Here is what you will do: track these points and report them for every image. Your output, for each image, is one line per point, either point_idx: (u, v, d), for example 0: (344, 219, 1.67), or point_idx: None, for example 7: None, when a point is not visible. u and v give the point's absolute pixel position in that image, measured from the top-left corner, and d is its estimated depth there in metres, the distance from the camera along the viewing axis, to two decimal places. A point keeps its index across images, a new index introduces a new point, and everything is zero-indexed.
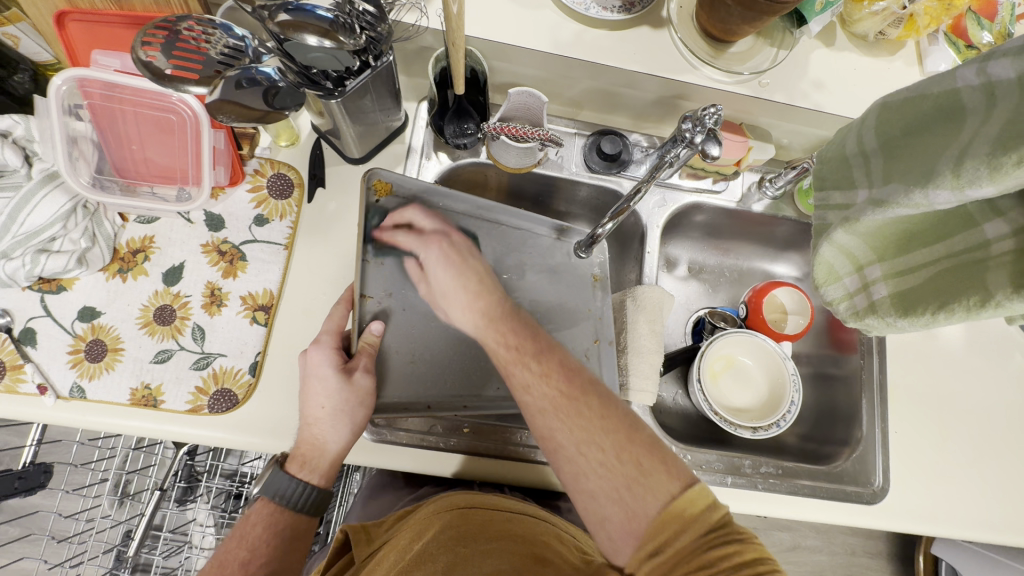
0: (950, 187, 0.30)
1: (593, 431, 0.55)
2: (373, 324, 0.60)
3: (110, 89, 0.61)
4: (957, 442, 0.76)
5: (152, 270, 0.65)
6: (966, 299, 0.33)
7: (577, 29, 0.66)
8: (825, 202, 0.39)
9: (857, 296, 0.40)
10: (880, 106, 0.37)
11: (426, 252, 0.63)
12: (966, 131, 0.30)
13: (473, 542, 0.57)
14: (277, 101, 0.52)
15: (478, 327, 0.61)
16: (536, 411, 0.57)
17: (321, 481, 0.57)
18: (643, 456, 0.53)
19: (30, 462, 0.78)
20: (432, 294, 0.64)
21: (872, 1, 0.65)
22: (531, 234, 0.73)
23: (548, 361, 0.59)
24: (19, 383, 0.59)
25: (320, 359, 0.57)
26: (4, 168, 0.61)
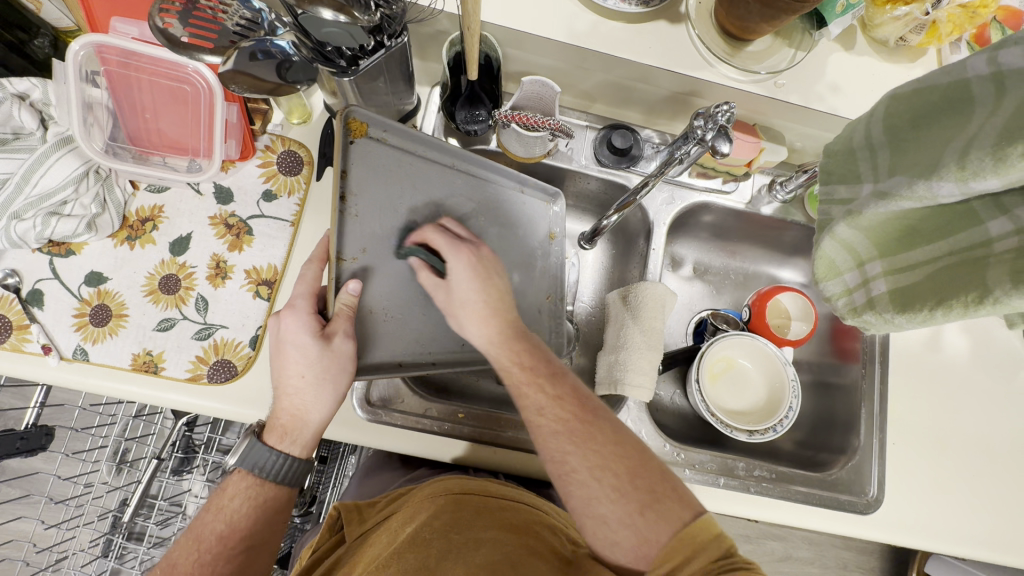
0: (954, 179, 0.31)
1: (606, 456, 0.55)
2: (348, 283, 0.55)
3: (127, 57, 0.62)
4: (955, 458, 0.75)
5: (160, 240, 0.66)
6: (965, 296, 0.33)
7: (594, 21, 0.66)
8: (829, 196, 0.40)
9: (856, 292, 0.42)
10: (889, 99, 0.37)
11: (456, 261, 0.60)
12: (973, 121, 0.31)
13: (466, 530, 0.56)
14: (290, 75, 0.52)
15: (494, 346, 0.60)
16: (548, 433, 0.56)
17: (300, 452, 0.57)
18: (657, 481, 0.54)
19: (32, 424, 0.79)
20: (447, 302, 0.61)
21: (894, 5, 0.64)
22: (493, 187, 0.69)
23: (561, 386, 0.60)
24: (24, 342, 0.60)
25: (295, 327, 0.55)
26: (20, 130, 0.62)
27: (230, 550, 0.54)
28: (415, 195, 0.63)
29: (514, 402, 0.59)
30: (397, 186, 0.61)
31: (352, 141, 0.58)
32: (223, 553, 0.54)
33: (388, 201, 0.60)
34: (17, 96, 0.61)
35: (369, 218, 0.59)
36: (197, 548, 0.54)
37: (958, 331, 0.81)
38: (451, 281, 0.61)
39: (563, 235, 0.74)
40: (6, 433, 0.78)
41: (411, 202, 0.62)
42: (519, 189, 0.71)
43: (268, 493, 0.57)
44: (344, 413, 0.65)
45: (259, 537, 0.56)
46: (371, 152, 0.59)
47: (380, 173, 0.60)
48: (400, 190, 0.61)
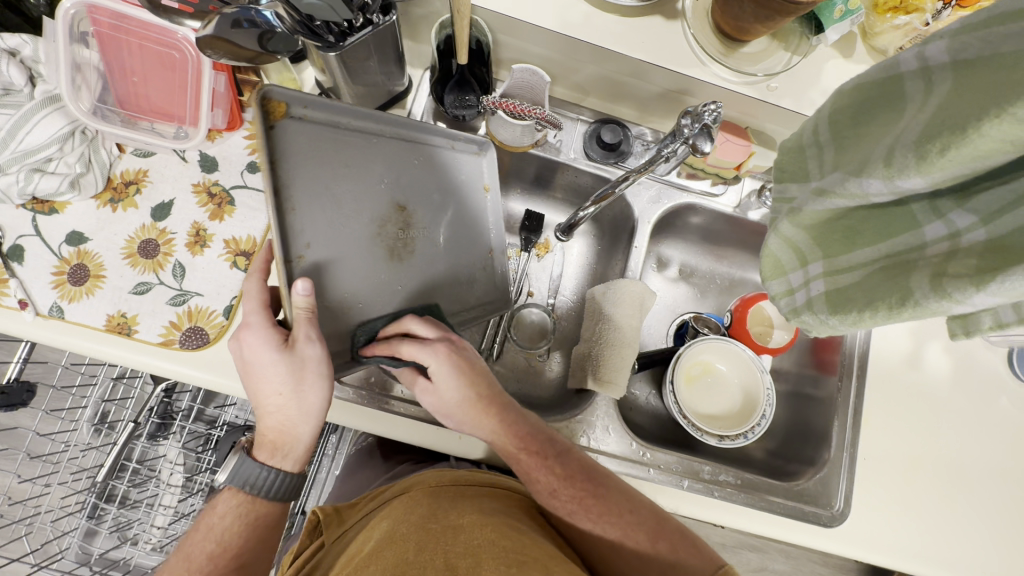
0: (881, 176, 0.33)
1: (623, 526, 0.58)
2: (296, 283, 0.51)
3: (118, 19, 0.63)
4: (926, 478, 0.74)
5: (142, 204, 0.67)
6: (888, 299, 0.34)
7: (588, 12, 0.65)
8: (783, 193, 0.42)
9: (798, 292, 0.42)
10: (835, 97, 0.38)
11: (438, 365, 0.58)
12: (903, 120, 0.32)
13: (445, 518, 0.55)
14: (270, 45, 0.52)
15: (497, 436, 0.60)
16: (565, 512, 0.60)
17: (292, 467, 0.58)
18: (676, 540, 0.59)
19: (13, 379, 0.79)
20: (438, 404, 0.60)
21: (895, 14, 0.64)
22: (431, 150, 0.65)
23: (570, 463, 0.61)
24: (2, 296, 0.61)
25: (258, 345, 0.52)
26: (10, 87, 0.63)
27: (221, 568, 0.55)
28: (351, 175, 0.60)
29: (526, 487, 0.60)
30: (332, 169, 0.58)
31: (269, 126, 0.55)
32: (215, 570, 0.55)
33: (323, 187, 0.58)
34: (7, 52, 0.62)
35: (308, 207, 0.57)
36: (187, 566, 0.55)
37: (941, 350, 0.79)
38: (438, 383, 0.59)
39: (498, 188, 0.69)
40: None
41: (347, 182, 0.59)
42: (451, 146, 0.66)
43: (259, 510, 0.57)
44: None
45: (250, 556, 0.56)
46: (297, 134, 0.56)
47: (311, 157, 0.57)
48: (333, 171, 0.58)
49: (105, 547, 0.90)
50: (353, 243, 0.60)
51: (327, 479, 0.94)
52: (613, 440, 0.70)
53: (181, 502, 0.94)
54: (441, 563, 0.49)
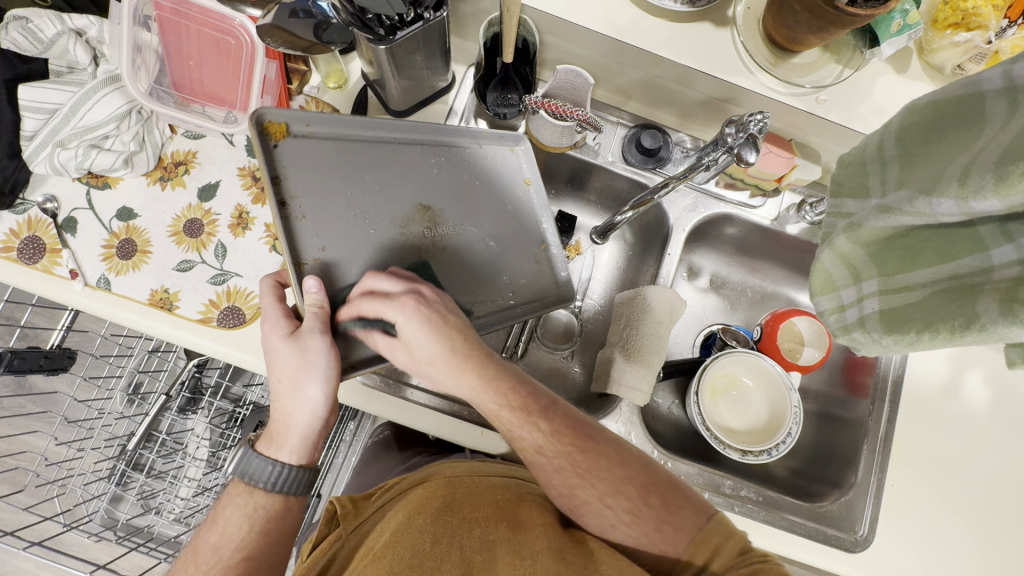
0: (955, 196, 0.32)
1: (611, 479, 0.56)
2: (307, 282, 0.53)
3: (179, 5, 0.65)
4: (956, 509, 0.72)
5: (190, 183, 0.69)
6: (952, 321, 0.33)
7: (637, 15, 0.65)
8: (837, 209, 0.42)
9: (849, 309, 0.41)
10: (905, 111, 0.38)
11: (404, 319, 0.53)
12: (983, 137, 0.31)
13: (461, 510, 0.56)
14: (326, 36, 0.55)
15: (477, 392, 0.55)
16: (551, 470, 0.57)
17: (292, 458, 0.56)
18: (669, 495, 0.56)
19: (57, 344, 0.83)
20: (409, 361, 0.55)
21: (955, 30, 0.62)
22: (456, 151, 0.64)
23: (556, 417, 0.57)
24: (54, 266, 0.63)
25: (270, 336, 0.54)
26: (75, 65, 0.66)
27: (227, 561, 0.54)
28: (368, 180, 0.60)
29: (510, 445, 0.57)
30: (348, 178, 0.59)
31: (276, 144, 0.55)
32: (218, 563, 0.54)
33: (335, 195, 0.58)
34: (75, 32, 0.65)
35: (321, 214, 0.57)
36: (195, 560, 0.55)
37: (980, 380, 0.77)
38: (410, 340, 0.54)
39: (540, 179, 0.67)
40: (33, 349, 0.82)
41: (364, 187, 0.59)
42: (478, 145, 0.65)
43: (259, 501, 0.56)
44: None
45: (254, 553, 0.55)
46: (304, 148, 0.57)
47: (322, 168, 0.57)
48: (348, 179, 0.59)
49: (130, 514, 0.93)
50: (373, 245, 0.60)
51: (343, 465, 0.95)
52: (633, 446, 0.70)
53: (204, 476, 0.96)
54: (457, 557, 0.50)
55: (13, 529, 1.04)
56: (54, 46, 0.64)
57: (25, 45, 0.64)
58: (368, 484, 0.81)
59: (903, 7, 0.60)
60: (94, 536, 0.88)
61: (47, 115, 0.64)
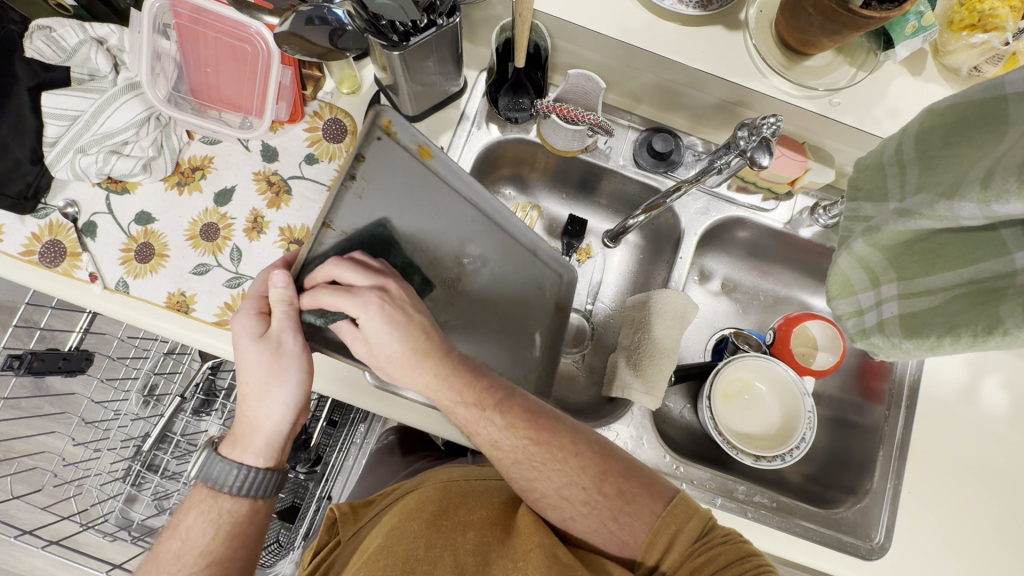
0: (977, 200, 0.32)
1: (568, 472, 0.56)
2: (273, 275, 0.49)
3: (198, 13, 0.66)
4: (974, 517, 0.71)
5: (206, 188, 0.70)
6: (974, 326, 0.33)
7: (649, 20, 0.65)
8: (855, 213, 0.42)
9: (868, 313, 0.41)
10: (924, 115, 0.38)
11: (368, 317, 0.50)
12: (1004, 142, 0.31)
13: (454, 514, 0.54)
14: (341, 42, 0.54)
15: (431, 389, 0.56)
16: (509, 462, 0.57)
17: (258, 461, 0.57)
18: (625, 484, 0.55)
19: (75, 347, 0.84)
20: (370, 352, 0.55)
21: (971, 31, 0.61)
22: (518, 247, 0.66)
23: (512, 410, 0.57)
24: (75, 269, 0.65)
25: (241, 332, 0.52)
26: (95, 73, 0.67)
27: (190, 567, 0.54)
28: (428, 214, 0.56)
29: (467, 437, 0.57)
30: (415, 197, 0.54)
31: (380, 136, 0.48)
32: (183, 571, 0.54)
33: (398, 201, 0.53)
34: (97, 40, 0.67)
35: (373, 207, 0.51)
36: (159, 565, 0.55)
37: (999, 386, 0.75)
38: (371, 334, 0.52)
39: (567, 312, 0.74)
40: (52, 351, 0.83)
41: (422, 214, 0.56)
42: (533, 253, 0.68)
43: (225, 506, 0.56)
44: (355, 377, 0.66)
45: (220, 559, 0.55)
46: (390, 154, 0.50)
47: (393, 178, 0.51)
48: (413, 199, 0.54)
49: (144, 514, 0.94)
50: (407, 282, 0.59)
51: (353, 467, 0.95)
52: (645, 450, 0.70)
53: None
54: (450, 562, 0.49)
55: (32, 528, 1.06)
56: (76, 54, 0.66)
57: (48, 54, 0.65)
58: (373, 489, 0.81)
59: (918, 9, 0.59)
60: (109, 536, 0.89)
61: (68, 121, 0.65)
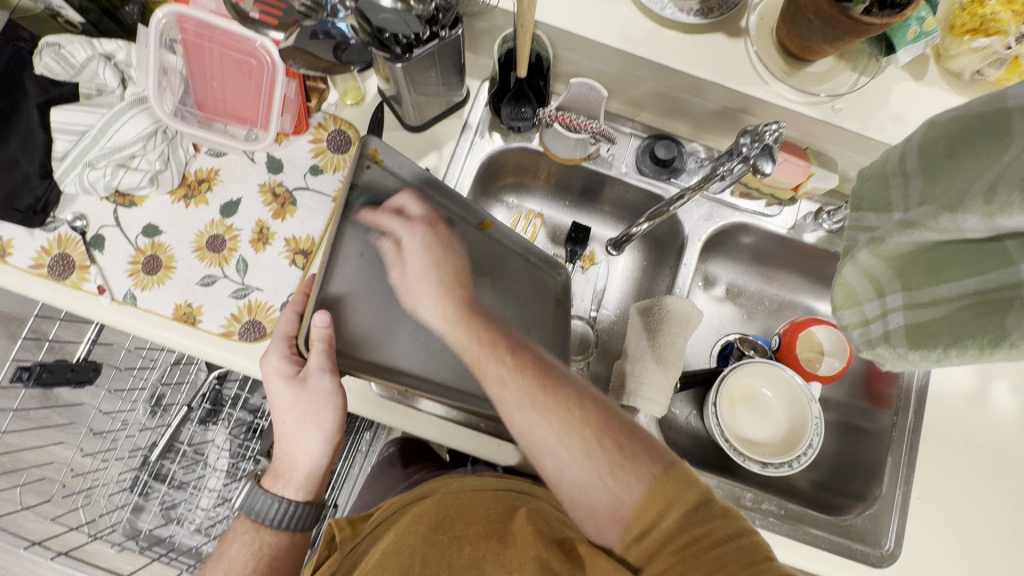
0: (980, 213, 0.32)
1: (569, 422, 0.50)
2: (317, 316, 0.51)
3: (203, 28, 0.67)
4: (986, 522, 0.70)
5: (212, 201, 0.70)
6: (980, 337, 0.33)
7: (650, 28, 0.65)
8: (859, 223, 0.42)
9: (873, 323, 0.40)
10: (927, 126, 0.38)
11: (410, 238, 0.57)
12: (1007, 154, 0.32)
13: (451, 529, 0.53)
14: (345, 56, 0.56)
15: (449, 324, 0.54)
16: (511, 406, 0.51)
17: (298, 497, 0.57)
18: (624, 440, 0.49)
19: (83, 357, 0.84)
20: (403, 280, 0.56)
21: (973, 36, 0.61)
22: (513, 254, 0.67)
23: (522, 356, 0.53)
24: (83, 281, 0.66)
25: (274, 375, 0.55)
26: (103, 88, 0.68)
27: None
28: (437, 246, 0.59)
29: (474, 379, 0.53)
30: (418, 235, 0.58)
31: (369, 164, 0.58)
32: None
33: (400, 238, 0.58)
34: (104, 56, 0.67)
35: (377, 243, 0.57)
36: None
37: (1007, 390, 0.75)
38: (408, 259, 0.56)
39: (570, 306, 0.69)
40: (60, 362, 0.84)
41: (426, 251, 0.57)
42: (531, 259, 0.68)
43: (267, 539, 0.57)
44: (361, 387, 0.66)
45: None
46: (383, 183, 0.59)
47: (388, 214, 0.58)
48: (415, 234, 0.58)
49: (152, 524, 0.95)
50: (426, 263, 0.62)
51: (359, 475, 0.95)
52: None
53: (224, 487, 0.97)
54: None
55: (39, 539, 1.07)
56: (85, 70, 0.67)
57: (57, 70, 0.66)
58: (377, 500, 0.80)
59: (919, 14, 0.59)
60: (117, 546, 0.90)
61: (76, 136, 0.66)
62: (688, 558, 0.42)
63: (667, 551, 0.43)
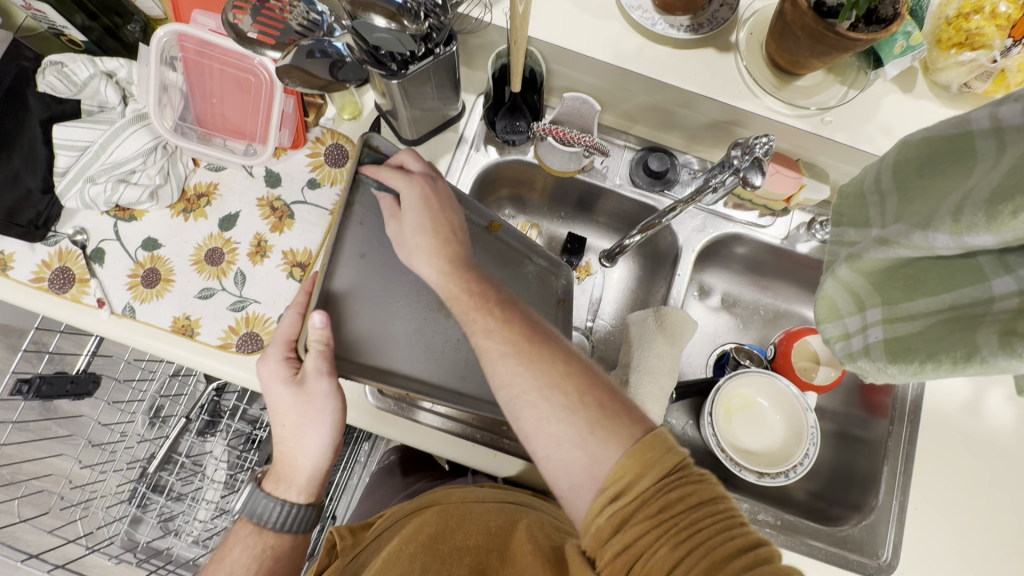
0: (949, 232, 0.33)
1: (554, 374, 0.48)
2: (314, 316, 0.49)
3: (203, 46, 0.69)
4: (983, 533, 0.70)
5: (211, 215, 0.71)
6: (953, 353, 0.34)
7: (641, 44, 0.67)
8: (839, 237, 0.42)
9: (855, 337, 0.40)
10: (900, 145, 0.39)
11: (407, 188, 0.54)
12: (974, 174, 0.33)
13: (452, 540, 0.53)
14: (341, 74, 0.57)
15: (439, 276, 0.53)
16: (495, 356, 0.50)
17: (299, 497, 0.58)
18: (608, 399, 0.47)
19: (82, 369, 0.85)
20: (398, 231, 0.55)
21: (959, 49, 0.62)
22: (512, 251, 0.67)
23: (512, 313, 0.53)
24: (83, 295, 0.66)
25: (272, 376, 0.55)
26: (105, 104, 0.69)
27: None
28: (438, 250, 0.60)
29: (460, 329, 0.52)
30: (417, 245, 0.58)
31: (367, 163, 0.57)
32: None
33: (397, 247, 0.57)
34: (106, 74, 0.69)
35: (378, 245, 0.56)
36: None
37: (1004, 399, 0.74)
38: (404, 214, 0.55)
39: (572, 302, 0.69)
40: (60, 375, 0.84)
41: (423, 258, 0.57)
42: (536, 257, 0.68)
43: (268, 541, 0.57)
44: (356, 398, 0.67)
45: None
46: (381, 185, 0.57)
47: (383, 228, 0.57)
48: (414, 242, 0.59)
49: (149, 536, 0.94)
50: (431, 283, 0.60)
51: (357, 486, 0.95)
52: None
53: (222, 498, 0.97)
54: None
55: (37, 551, 1.07)
56: (86, 87, 0.68)
57: (60, 88, 0.67)
58: (373, 511, 0.80)
59: (905, 29, 0.61)
60: (115, 559, 0.89)
61: (77, 152, 0.67)
62: (663, 522, 0.40)
63: (642, 513, 0.41)
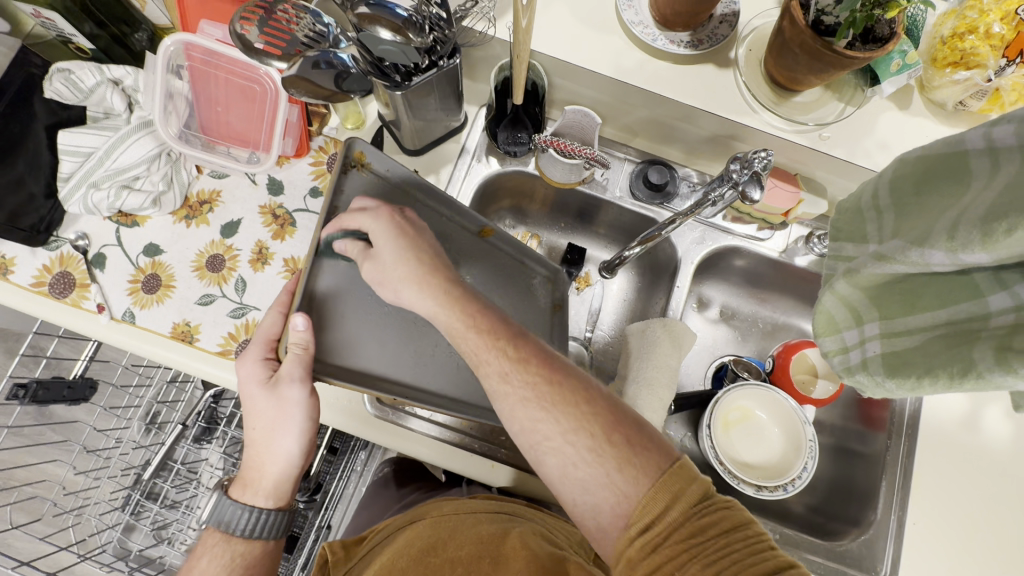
0: (945, 248, 0.33)
1: (575, 416, 0.47)
2: (296, 318, 0.50)
3: (210, 55, 0.69)
4: (983, 550, 0.70)
5: (213, 221, 0.72)
6: (950, 368, 0.34)
7: (642, 59, 0.68)
8: (837, 252, 0.42)
9: (853, 351, 0.41)
10: (897, 162, 0.39)
11: (375, 225, 0.52)
12: (969, 192, 0.33)
13: (444, 551, 0.53)
14: (346, 85, 0.57)
15: (438, 307, 0.51)
16: (515, 401, 0.48)
17: (269, 502, 0.58)
18: (632, 432, 0.47)
19: (79, 374, 0.85)
20: (378, 274, 0.52)
21: (954, 68, 0.63)
22: (500, 254, 0.65)
23: (524, 347, 0.50)
24: (83, 299, 0.66)
25: (249, 376, 0.56)
26: (110, 111, 0.70)
27: None
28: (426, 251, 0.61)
29: (472, 372, 0.50)
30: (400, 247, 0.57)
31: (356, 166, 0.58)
32: None
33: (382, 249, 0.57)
34: (112, 81, 0.69)
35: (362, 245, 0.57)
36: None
37: (1002, 415, 0.74)
38: (379, 250, 0.51)
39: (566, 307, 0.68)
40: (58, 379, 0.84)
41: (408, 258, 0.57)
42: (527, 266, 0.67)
43: (237, 550, 0.57)
44: (353, 406, 0.67)
45: None
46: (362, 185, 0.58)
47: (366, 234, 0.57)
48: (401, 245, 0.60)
49: (141, 545, 0.93)
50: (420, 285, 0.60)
51: (353, 495, 0.95)
52: None
53: None
54: None
55: (29, 558, 1.06)
56: (93, 94, 0.69)
57: (66, 94, 0.68)
58: (370, 522, 0.79)
59: (901, 48, 0.62)
60: (107, 567, 0.88)
61: (81, 158, 0.67)
62: (694, 548, 0.41)
63: (676, 542, 0.41)
